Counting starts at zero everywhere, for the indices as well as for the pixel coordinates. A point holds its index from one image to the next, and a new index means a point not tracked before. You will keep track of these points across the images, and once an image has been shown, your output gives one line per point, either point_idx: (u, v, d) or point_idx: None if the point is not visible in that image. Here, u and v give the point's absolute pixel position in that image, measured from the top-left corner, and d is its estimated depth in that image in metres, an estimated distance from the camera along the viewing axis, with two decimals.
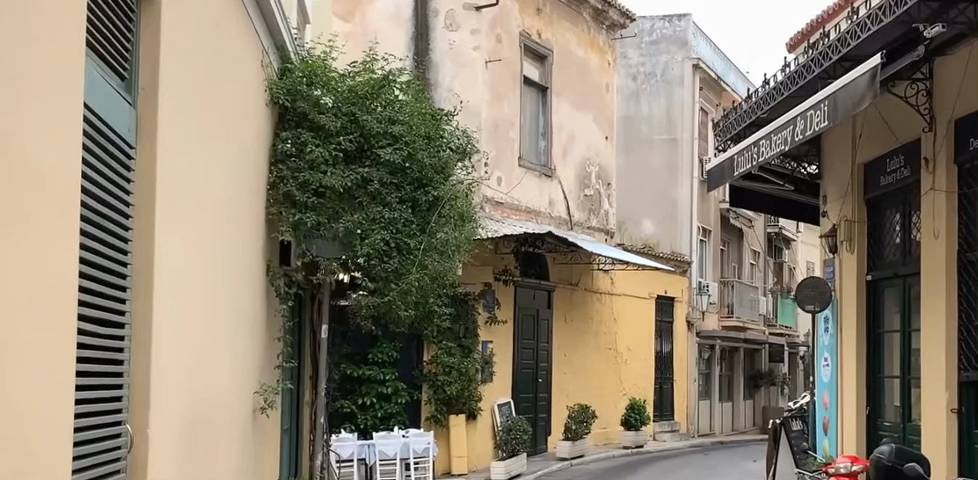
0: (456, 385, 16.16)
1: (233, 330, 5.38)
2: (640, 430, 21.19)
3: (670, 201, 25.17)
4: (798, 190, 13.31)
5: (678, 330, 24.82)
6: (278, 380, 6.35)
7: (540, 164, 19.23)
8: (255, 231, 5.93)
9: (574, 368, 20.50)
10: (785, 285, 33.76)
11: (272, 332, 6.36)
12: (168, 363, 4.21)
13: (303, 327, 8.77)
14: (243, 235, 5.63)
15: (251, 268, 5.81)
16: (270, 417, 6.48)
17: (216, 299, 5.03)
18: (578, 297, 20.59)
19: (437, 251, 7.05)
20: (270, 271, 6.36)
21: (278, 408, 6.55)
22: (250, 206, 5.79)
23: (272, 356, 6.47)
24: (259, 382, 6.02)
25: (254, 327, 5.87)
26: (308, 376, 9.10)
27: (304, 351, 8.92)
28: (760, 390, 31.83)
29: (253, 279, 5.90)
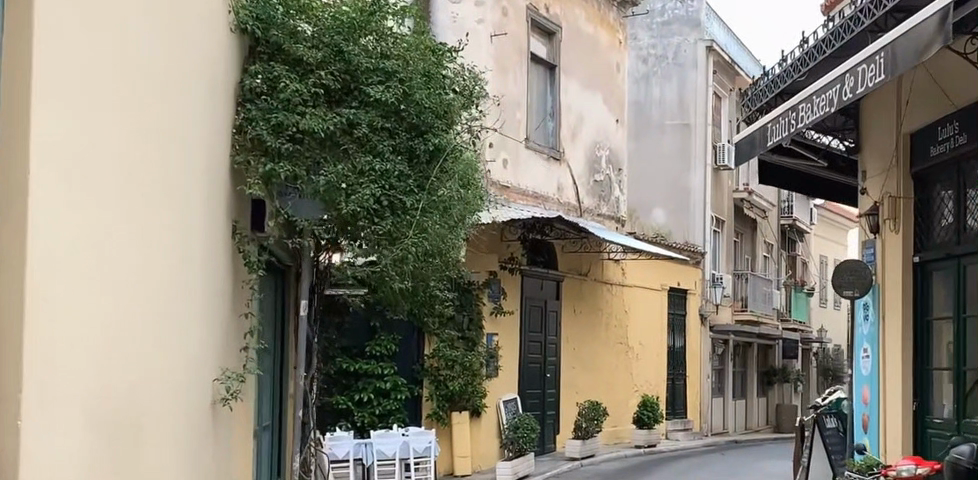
0: (459, 380, 15.14)
1: (169, 307, 4.33)
2: (652, 429, 19.99)
3: (682, 189, 24.09)
4: (832, 166, 12.29)
5: (691, 324, 23.76)
6: (246, 365, 5.27)
7: (548, 146, 18.16)
8: (210, 184, 4.85)
9: (584, 364, 19.43)
10: (799, 277, 32.70)
11: (236, 308, 5.24)
12: (56, 314, 3.30)
13: (280, 303, 7.72)
14: (187, 189, 4.56)
15: (201, 232, 4.73)
16: (237, 409, 5.41)
17: (136, 260, 3.97)
18: (588, 288, 19.51)
19: (441, 213, 5.71)
20: (235, 233, 5.20)
21: (246, 399, 5.49)
22: (199, 155, 4.72)
23: (240, 335, 5.36)
24: (222, 368, 5.00)
25: (207, 300, 4.80)
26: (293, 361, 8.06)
27: (282, 331, 7.86)
28: (774, 386, 30.79)
29: (209, 244, 4.84)
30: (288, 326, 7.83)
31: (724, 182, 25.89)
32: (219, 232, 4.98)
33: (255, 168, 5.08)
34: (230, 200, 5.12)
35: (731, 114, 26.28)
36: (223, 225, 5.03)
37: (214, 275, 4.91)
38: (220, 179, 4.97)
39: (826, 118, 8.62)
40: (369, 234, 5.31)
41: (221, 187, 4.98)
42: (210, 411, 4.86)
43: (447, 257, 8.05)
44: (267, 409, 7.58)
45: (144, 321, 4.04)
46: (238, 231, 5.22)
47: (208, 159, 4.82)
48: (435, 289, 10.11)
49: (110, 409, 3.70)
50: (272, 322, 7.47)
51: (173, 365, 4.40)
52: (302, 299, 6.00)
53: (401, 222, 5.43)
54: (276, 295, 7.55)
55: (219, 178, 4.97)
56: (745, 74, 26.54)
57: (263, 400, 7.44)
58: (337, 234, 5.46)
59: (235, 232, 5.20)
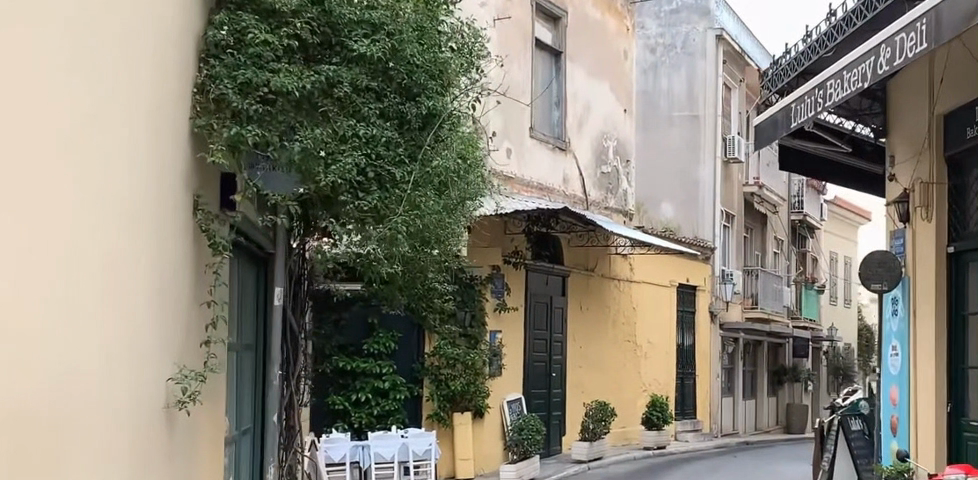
0: (460, 380, 14.46)
1: (101, 298, 3.62)
2: (662, 430, 19.30)
3: (691, 182, 23.35)
4: (856, 152, 11.57)
5: (701, 322, 23.05)
6: (206, 362, 4.55)
7: (554, 136, 17.47)
8: (162, 149, 4.13)
9: (591, 362, 18.73)
10: (809, 274, 31.97)
11: (195, 295, 4.52)
12: None
13: (255, 291, 7.02)
14: (130, 155, 3.85)
15: (150, 211, 4.02)
16: (197, 414, 4.69)
17: (62, 235, 3.32)
18: (595, 284, 18.79)
19: (433, 186, 5.08)
20: (197, 209, 4.49)
21: (206, 403, 4.76)
22: (147, 117, 4.00)
23: (201, 327, 4.64)
24: (177, 366, 4.28)
25: (155, 289, 4.07)
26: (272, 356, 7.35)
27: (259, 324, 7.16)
28: (784, 386, 30.08)
29: (161, 219, 4.14)
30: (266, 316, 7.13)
31: (734, 175, 25.16)
32: (174, 206, 4.26)
33: (220, 132, 4.40)
34: (189, 169, 4.40)
35: (741, 107, 25.57)
36: (180, 200, 4.32)
37: (166, 257, 4.19)
38: (174, 143, 4.25)
39: (859, 95, 7.92)
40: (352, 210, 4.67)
41: (175, 153, 4.26)
42: (160, 418, 4.16)
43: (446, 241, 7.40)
44: (246, 408, 6.88)
45: (65, 313, 3.35)
46: (201, 206, 4.51)
47: (159, 120, 4.11)
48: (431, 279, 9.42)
49: (18, 416, 3.06)
50: (247, 310, 6.77)
51: (110, 362, 3.69)
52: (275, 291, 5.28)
53: (389, 198, 4.81)
54: (251, 283, 6.85)
55: (175, 142, 4.25)
56: (756, 66, 25.83)
57: (241, 397, 6.73)
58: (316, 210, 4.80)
59: (196, 207, 4.49)
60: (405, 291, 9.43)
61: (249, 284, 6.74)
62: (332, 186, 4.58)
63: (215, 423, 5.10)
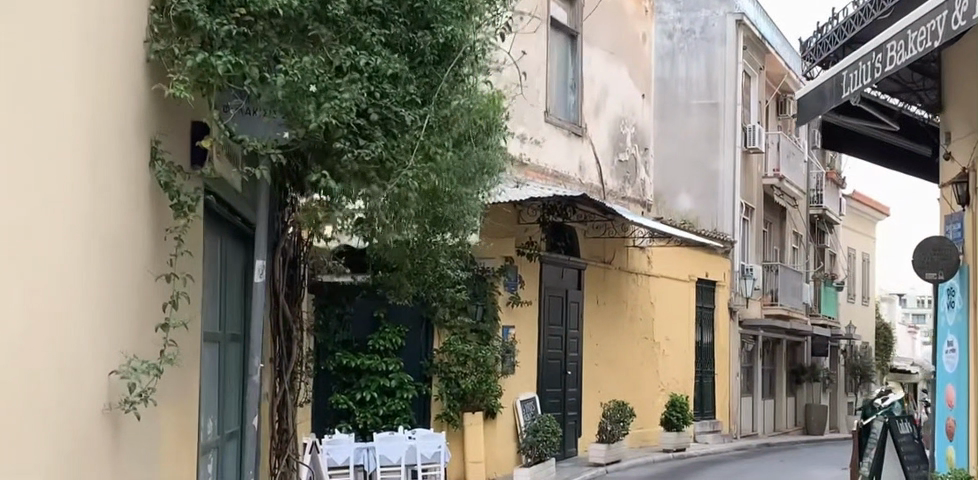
0: (472, 378, 13.57)
1: (10, 275, 2.75)
2: (682, 431, 18.33)
3: (710, 172, 22.42)
4: (903, 129, 10.65)
5: (720, 319, 22.12)
6: (162, 351, 3.69)
7: (569, 121, 16.57)
8: (99, 83, 3.31)
9: (607, 360, 17.79)
10: (827, 270, 31.01)
11: (149, 265, 3.66)
12: None
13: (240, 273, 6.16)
14: (53, 89, 3.02)
15: (85, 162, 3.19)
16: (153, 416, 3.79)
17: None
18: (612, 277, 17.87)
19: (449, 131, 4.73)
20: (156, 159, 3.68)
21: (164, 397, 3.89)
22: (77, 44, 3.17)
23: (160, 306, 3.80)
24: (122, 358, 3.40)
25: (84, 252, 3.19)
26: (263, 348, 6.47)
27: (245, 307, 6.31)
28: (803, 386, 29.16)
29: (102, 175, 3.31)
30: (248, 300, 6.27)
31: (754, 166, 24.21)
32: (118, 158, 3.42)
33: (183, 59, 3.86)
34: (140, 106, 3.61)
35: (760, 97, 24.63)
36: (129, 153, 3.51)
37: (106, 221, 3.34)
38: (116, 76, 3.43)
39: (925, 56, 7.08)
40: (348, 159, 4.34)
41: (118, 89, 3.44)
42: (102, 425, 3.30)
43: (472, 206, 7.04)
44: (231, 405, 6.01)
45: None
46: (159, 156, 3.71)
47: (95, 46, 3.29)
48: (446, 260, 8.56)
49: None
50: (233, 293, 5.92)
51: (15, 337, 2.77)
52: (257, 263, 4.44)
53: (393, 145, 4.49)
54: (236, 264, 6.01)
55: (117, 75, 3.43)
56: (777, 54, 24.89)
57: (228, 393, 5.86)
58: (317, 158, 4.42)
59: (153, 156, 3.68)
60: (415, 274, 8.55)
61: (233, 265, 5.89)
62: (326, 128, 4.26)
63: (182, 429, 4.24)
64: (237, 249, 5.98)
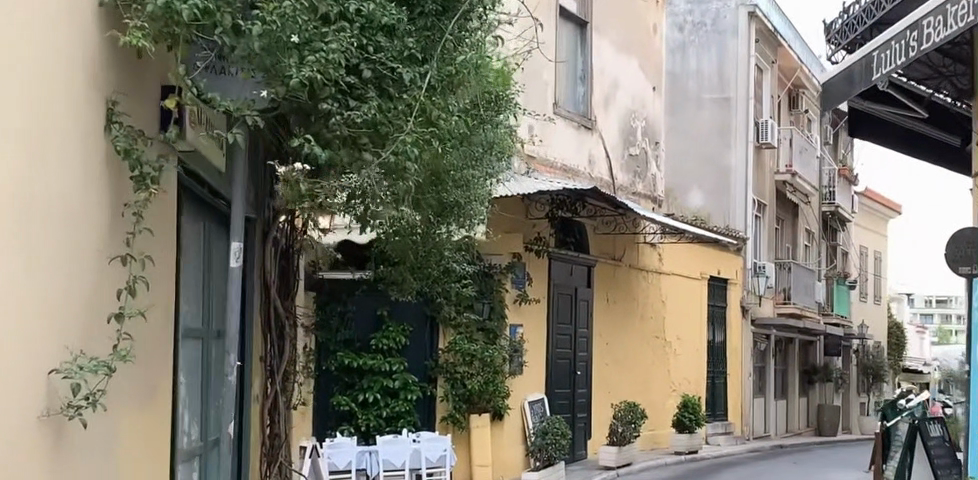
0: (478, 378, 13.09)
1: None
2: (694, 433, 17.77)
3: (722, 169, 21.90)
4: (932, 116, 10.11)
5: (732, 318, 21.62)
6: (113, 340, 3.31)
7: (578, 113, 16.06)
8: (43, 35, 2.93)
9: (617, 360, 17.28)
10: (839, 268, 30.49)
11: (98, 243, 3.27)
12: None
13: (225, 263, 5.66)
14: None
15: (31, 129, 2.84)
16: (108, 413, 3.38)
17: None
18: (622, 274, 17.34)
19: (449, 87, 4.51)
20: (112, 122, 3.33)
21: (121, 392, 3.48)
22: None
23: (115, 291, 3.42)
24: (66, 354, 3.00)
25: (22, 232, 2.78)
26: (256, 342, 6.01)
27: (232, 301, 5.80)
28: (815, 386, 28.66)
29: (52, 146, 2.96)
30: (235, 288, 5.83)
31: (766, 162, 23.70)
32: (65, 120, 3.04)
33: (142, 6, 3.43)
34: (95, 61, 3.25)
35: (772, 91, 24.11)
36: (81, 116, 3.13)
37: (56, 196, 2.97)
38: (63, 28, 3.05)
39: (967, 29, 6.65)
40: (338, 121, 4.09)
41: (66, 44, 3.05)
42: (41, 431, 2.88)
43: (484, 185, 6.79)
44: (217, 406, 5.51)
45: None
46: (116, 118, 3.36)
47: None
48: (451, 251, 8.08)
49: None
50: (218, 284, 5.42)
51: None
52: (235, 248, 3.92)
53: (386, 107, 4.23)
54: (221, 253, 5.51)
55: (64, 28, 3.04)
56: (789, 47, 24.36)
57: (213, 394, 5.36)
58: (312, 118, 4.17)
59: (110, 118, 3.34)
60: (417, 267, 8.04)
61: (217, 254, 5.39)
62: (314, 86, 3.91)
63: (146, 433, 3.81)
64: (222, 235, 5.52)
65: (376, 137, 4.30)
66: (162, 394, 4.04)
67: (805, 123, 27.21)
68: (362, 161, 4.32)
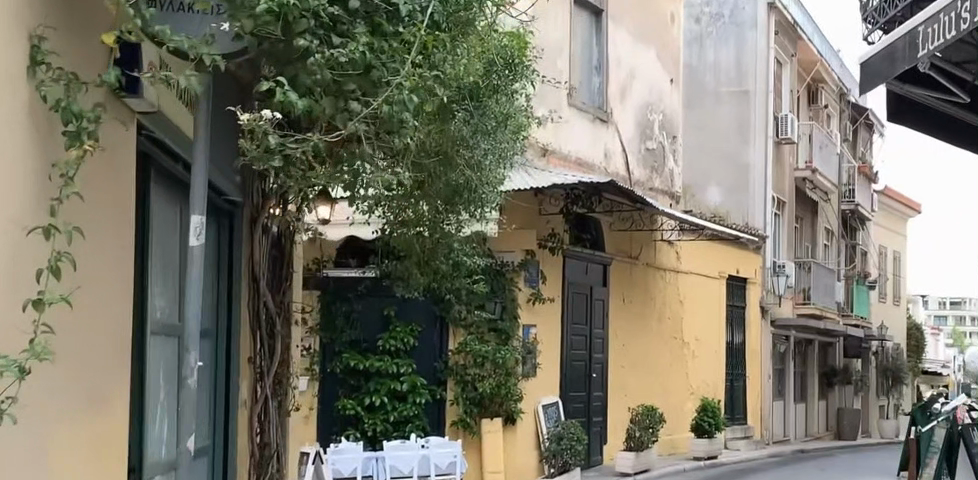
0: (489, 381, 12.49)
1: None
2: (714, 438, 17.18)
3: (740, 165, 21.28)
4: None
5: (751, 318, 21.01)
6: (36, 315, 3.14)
7: (593, 105, 15.46)
8: None
9: (634, 361, 16.65)
10: (858, 268, 29.81)
11: (18, 206, 3.08)
12: None
13: (209, 253, 5.09)
14: None
15: None
16: (36, 388, 3.20)
17: None
18: (638, 274, 16.69)
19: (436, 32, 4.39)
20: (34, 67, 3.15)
21: (55, 364, 3.33)
22: None
23: (43, 253, 3.25)
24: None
25: None
26: (246, 338, 5.43)
27: (217, 295, 5.19)
28: (834, 389, 28.01)
29: None
30: (224, 276, 5.27)
31: (785, 158, 23.06)
32: None
33: None
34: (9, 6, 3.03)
35: (791, 85, 23.49)
36: None
37: None
38: None
39: None
40: (318, 58, 3.91)
41: None
42: None
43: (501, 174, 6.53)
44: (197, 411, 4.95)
45: None
46: (42, 60, 3.18)
47: None
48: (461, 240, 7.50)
49: None
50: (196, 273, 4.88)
51: None
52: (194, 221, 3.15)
53: (376, 46, 4.11)
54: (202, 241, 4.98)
55: None
56: (809, 40, 23.72)
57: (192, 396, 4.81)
58: (298, 62, 4.01)
59: (34, 61, 3.16)
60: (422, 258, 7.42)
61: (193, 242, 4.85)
62: (287, 16, 3.79)
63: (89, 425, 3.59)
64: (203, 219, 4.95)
65: (365, 84, 4.15)
66: (100, 387, 3.68)
67: (825, 119, 26.57)
68: (348, 111, 4.13)
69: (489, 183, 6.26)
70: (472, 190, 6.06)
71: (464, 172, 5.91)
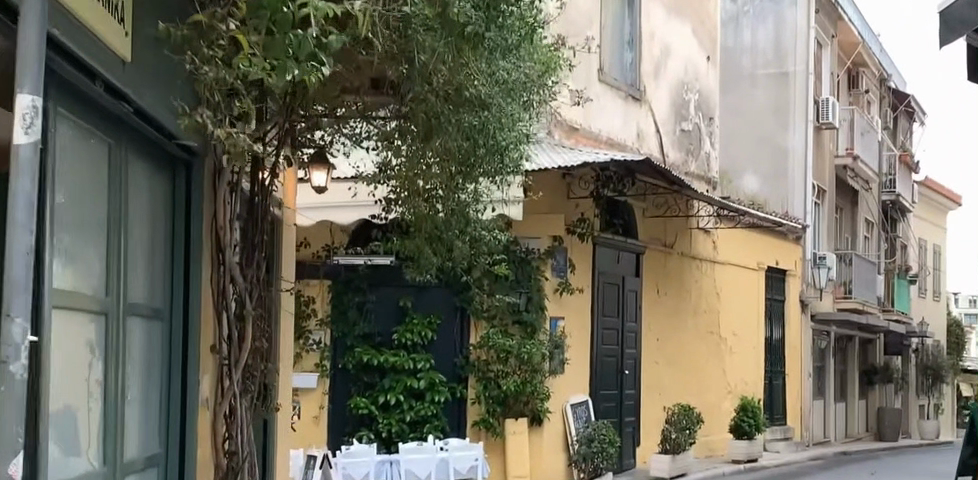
0: (514, 378, 11.42)
1: None
2: (754, 440, 16.01)
3: (779, 150, 20.15)
4: None
5: (791, 312, 19.87)
6: None
7: (626, 82, 14.39)
8: None
9: (668, 358, 15.55)
10: (899, 261, 28.60)
11: None
12: None
13: (160, 213, 4.10)
14: None
15: None
16: None
17: None
18: (673, 264, 15.61)
19: None
20: None
21: None
22: None
23: None
24: None
25: None
26: (212, 311, 4.36)
27: (164, 262, 4.13)
28: (874, 388, 26.83)
29: None
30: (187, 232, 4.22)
31: (826, 144, 21.91)
32: None
33: None
34: None
35: (831, 68, 22.36)
36: None
37: None
38: None
39: None
40: None
41: None
42: None
43: (525, 125, 5.57)
44: (146, 409, 4.01)
45: None
46: None
47: None
48: (479, 201, 6.43)
49: None
50: (139, 234, 3.90)
51: None
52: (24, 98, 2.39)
53: None
54: (148, 189, 3.97)
55: None
56: (849, 21, 22.58)
57: (128, 388, 3.85)
58: None
59: None
60: (425, 215, 6.36)
61: (133, 194, 3.81)
62: None
63: None
64: (143, 169, 3.90)
65: None
66: None
67: (866, 105, 25.39)
68: None
69: (512, 132, 5.29)
70: (495, 135, 5.10)
71: (481, 110, 4.94)
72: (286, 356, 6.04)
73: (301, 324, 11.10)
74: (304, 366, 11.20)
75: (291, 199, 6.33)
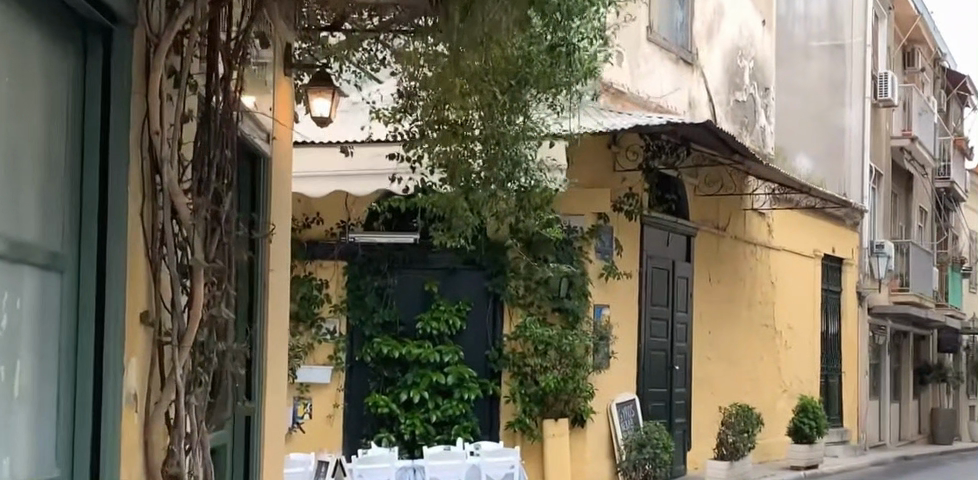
0: (556, 373, 9.83)
1: None
2: (815, 444, 14.40)
3: (835, 129, 18.60)
4: None
5: (848, 305, 18.32)
6: None
7: (678, 44, 12.88)
8: None
9: (720, 352, 14.01)
10: (952, 253, 26.94)
11: None
12: None
13: (59, 102, 2.64)
14: None
15: None
16: None
17: None
18: (727, 248, 14.09)
19: None
20: None
21: None
22: None
23: None
24: None
25: None
26: (149, 256, 2.88)
27: (68, 182, 2.67)
28: (928, 387, 25.22)
29: None
30: (108, 137, 2.75)
31: (883, 125, 20.33)
32: None
33: None
34: None
35: (887, 43, 20.80)
36: None
37: None
38: None
39: None
40: None
41: None
42: None
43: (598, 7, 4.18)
44: (33, 410, 2.54)
45: None
46: None
47: None
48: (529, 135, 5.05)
49: None
50: (16, 126, 2.42)
51: None
52: None
53: None
54: (33, 60, 2.50)
55: None
56: None
57: (3, 371, 2.38)
58: None
59: None
60: (459, 159, 4.98)
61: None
62: None
63: None
64: (20, 29, 2.43)
65: None
66: None
67: (921, 85, 23.76)
68: None
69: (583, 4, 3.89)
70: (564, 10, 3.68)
71: None
72: (274, 343, 4.63)
73: (313, 311, 9.78)
74: (317, 358, 9.87)
75: (286, 139, 4.95)
